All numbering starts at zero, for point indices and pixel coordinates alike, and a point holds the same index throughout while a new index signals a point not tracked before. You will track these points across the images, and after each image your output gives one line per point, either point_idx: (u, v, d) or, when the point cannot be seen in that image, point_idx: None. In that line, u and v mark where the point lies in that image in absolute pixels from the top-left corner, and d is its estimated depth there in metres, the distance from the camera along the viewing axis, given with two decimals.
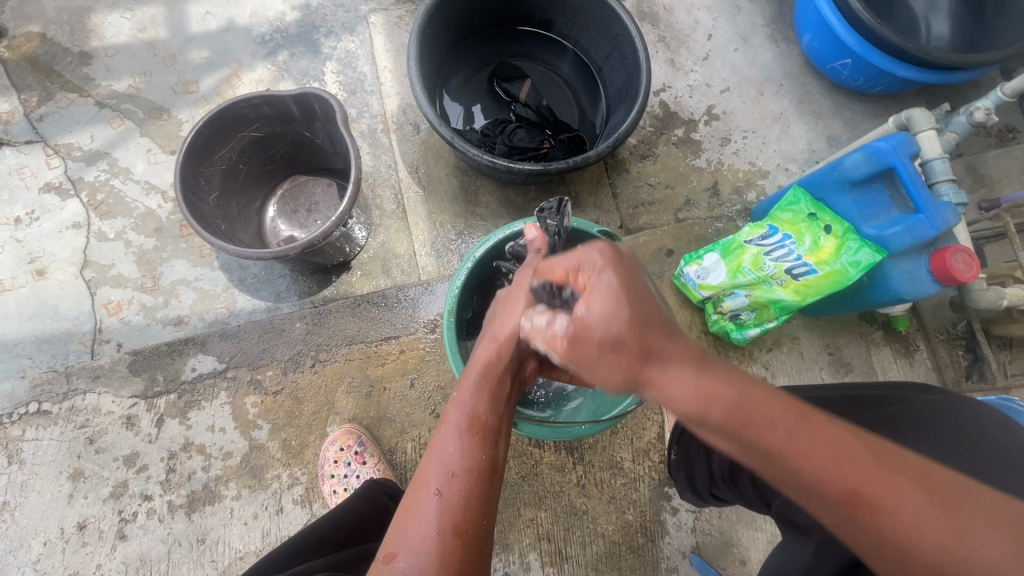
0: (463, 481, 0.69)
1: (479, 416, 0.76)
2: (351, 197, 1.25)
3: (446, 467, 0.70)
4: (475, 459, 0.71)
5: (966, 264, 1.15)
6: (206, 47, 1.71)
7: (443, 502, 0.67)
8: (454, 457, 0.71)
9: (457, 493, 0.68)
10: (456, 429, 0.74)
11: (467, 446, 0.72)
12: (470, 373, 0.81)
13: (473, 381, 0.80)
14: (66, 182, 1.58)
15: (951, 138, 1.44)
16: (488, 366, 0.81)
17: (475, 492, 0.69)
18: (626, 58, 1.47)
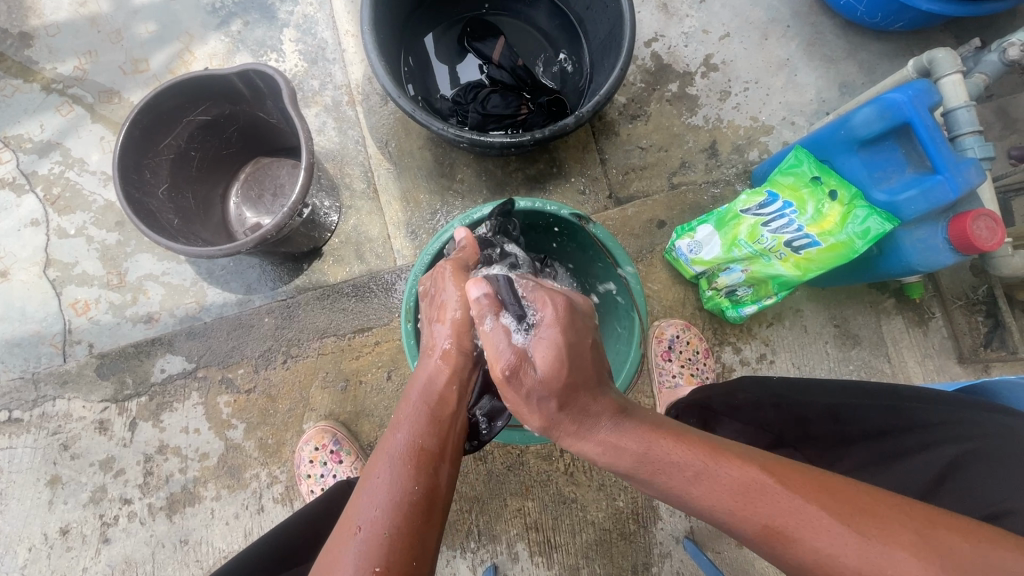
0: (389, 518, 0.65)
1: (413, 444, 0.71)
2: (303, 182, 1.13)
3: (376, 502, 0.66)
4: (405, 491, 0.67)
5: (989, 231, 1.03)
6: (153, 20, 1.56)
7: (366, 541, 0.63)
8: (382, 490, 0.67)
9: (383, 531, 0.64)
10: (388, 459, 0.70)
11: (398, 479, 0.68)
12: (410, 394, 0.78)
13: (412, 408, 0.76)
14: (20, 177, 1.48)
15: (979, 80, 1.26)
16: (418, 392, 0.78)
17: (406, 531, 0.65)
18: (608, 7, 1.30)
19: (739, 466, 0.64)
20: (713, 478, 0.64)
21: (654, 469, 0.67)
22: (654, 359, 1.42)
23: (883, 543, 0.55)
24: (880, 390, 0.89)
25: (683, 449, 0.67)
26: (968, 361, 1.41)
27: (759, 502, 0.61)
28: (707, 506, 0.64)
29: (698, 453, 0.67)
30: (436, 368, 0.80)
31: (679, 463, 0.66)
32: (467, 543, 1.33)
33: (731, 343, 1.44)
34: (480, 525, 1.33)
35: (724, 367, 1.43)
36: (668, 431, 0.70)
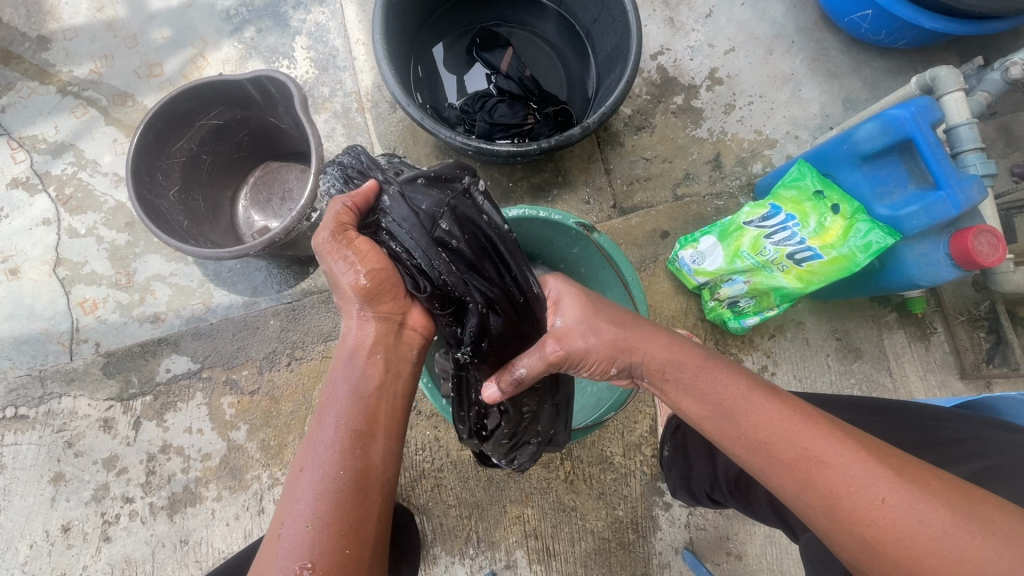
0: (315, 513, 0.63)
1: (338, 429, 0.69)
2: (311, 188, 1.15)
3: (299, 498, 0.64)
4: (331, 480, 0.65)
5: (990, 247, 1.03)
6: (168, 26, 1.59)
7: (293, 540, 0.61)
8: (307, 483, 0.65)
9: (308, 527, 0.62)
10: (313, 447, 0.68)
11: (320, 468, 0.66)
12: (334, 377, 0.76)
13: (337, 390, 0.74)
14: (33, 177, 1.50)
15: (981, 98, 1.27)
16: (343, 376, 0.76)
17: (331, 519, 0.63)
18: (615, 21, 1.32)
19: (819, 437, 0.66)
20: (767, 420, 0.69)
21: (718, 407, 0.73)
22: None
23: (955, 523, 0.57)
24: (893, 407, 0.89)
25: (753, 392, 0.72)
26: (970, 377, 1.41)
27: (826, 475, 0.63)
28: (760, 459, 0.69)
29: (767, 397, 0.72)
30: (361, 341, 0.80)
31: (753, 424, 0.70)
32: (466, 550, 1.33)
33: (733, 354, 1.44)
34: (479, 532, 1.33)
35: None
36: (740, 388, 0.73)
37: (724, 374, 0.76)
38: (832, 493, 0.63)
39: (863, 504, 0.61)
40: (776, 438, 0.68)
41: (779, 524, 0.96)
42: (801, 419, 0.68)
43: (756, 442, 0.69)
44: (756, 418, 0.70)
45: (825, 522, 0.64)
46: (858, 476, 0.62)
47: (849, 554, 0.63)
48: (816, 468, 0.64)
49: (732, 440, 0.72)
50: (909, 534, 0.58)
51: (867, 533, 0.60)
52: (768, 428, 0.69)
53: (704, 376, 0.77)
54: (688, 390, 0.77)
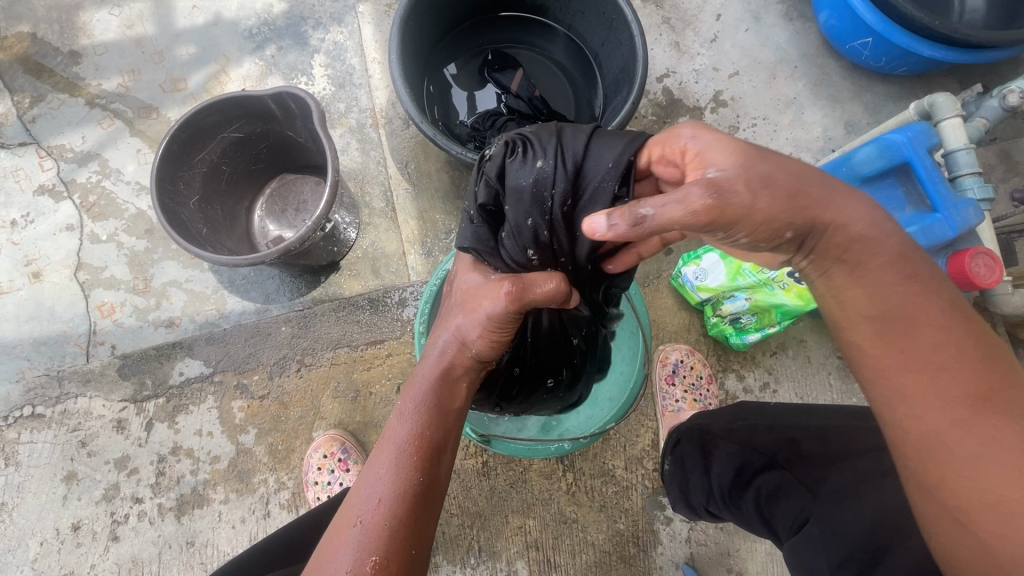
0: (389, 511, 0.67)
1: (418, 436, 0.74)
2: (327, 199, 1.19)
3: (375, 494, 0.68)
4: (405, 482, 0.69)
5: (987, 269, 1.06)
6: (194, 43, 1.66)
7: (365, 532, 0.65)
8: (383, 481, 0.69)
9: (384, 523, 0.66)
10: (392, 448, 0.73)
11: (399, 470, 0.70)
12: (415, 388, 0.82)
13: (416, 398, 0.80)
14: (60, 185, 1.56)
15: (979, 124, 1.31)
16: (422, 387, 0.81)
17: (405, 519, 0.67)
18: (622, 44, 1.37)
19: (982, 379, 0.59)
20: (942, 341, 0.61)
21: (884, 311, 0.63)
22: (658, 382, 1.43)
23: None
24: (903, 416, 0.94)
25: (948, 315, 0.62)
26: None
27: (954, 412, 0.59)
28: (885, 363, 0.63)
29: (957, 322, 0.62)
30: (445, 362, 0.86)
31: (919, 341, 0.61)
32: (467, 559, 1.34)
33: (735, 370, 1.46)
34: (480, 541, 1.34)
35: (726, 395, 1.45)
36: (927, 304, 0.62)
37: (925, 280, 0.64)
38: (954, 419, 0.58)
39: (974, 451, 0.57)
40: (935, 354, 0.61)
41: (767, 534, 0.98)
42: (980, 355, 0.60)
43: (902, 355, 0.62)
44: (937, 333, 0.61)
45: (920, 434, 0.60)
46: (983, 422, 0.57)
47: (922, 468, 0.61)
48: (959, 399, 0.59)
49: (874, 346, 0.64)
50: (1011, 480, 0.55)
51: (955, 470, 0.58)
52: (932, 348, 0.61)
53: (895, 274, 0.64)
54: (858, 278, 0.65)
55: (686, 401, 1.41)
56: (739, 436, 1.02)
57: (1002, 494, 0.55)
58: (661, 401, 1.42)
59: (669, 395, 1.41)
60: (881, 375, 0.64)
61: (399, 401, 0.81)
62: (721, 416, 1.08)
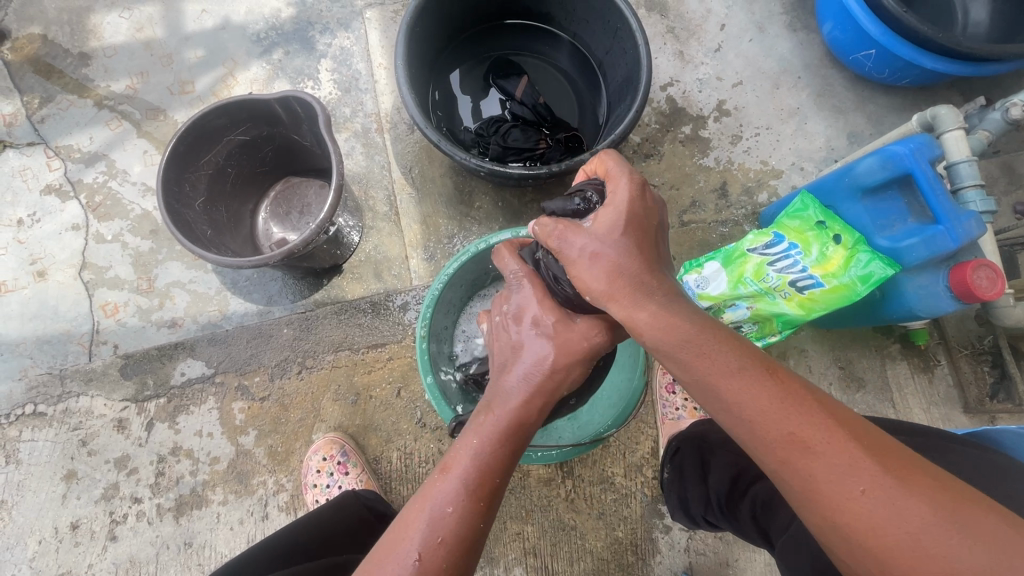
0: (448, 555, 0.66)
1: (484, 476, 0.72)
2: (331, 203, 1.20)
3: (436, 533, 0.67)
4: (466, 527, 0.68)
5: (989, 281, 1.06)
6: (202, 46, 1.68)
7: (421, 571, 0.65)
8: (446, 521, 0.68)
9: (441, 565, 0.65)
10: (457, 487, 0.71)
11: (464, 514, 0.69)
12: (488, 417, 0.78)
13: (489, 432, 0.76)
14: (66, 185, 1.58)
15: (981, 137, 1.31)
16: (497, 419, 0.77)
17: (459, 565, 0.67)
18: (626, 53, 1.38)
19: (818, 428, 0.61)
20: (755, 403, 0.64)
21: (703, 383, 0.68)
22: (658, 390, 1.42)
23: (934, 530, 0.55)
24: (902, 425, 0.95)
25: (744, 367, 0.66)
26: (973, 412, 1.42)
27: (818, 477, 0.60)
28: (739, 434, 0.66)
29: (757, 375, 0.65)
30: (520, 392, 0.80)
31: (749, 406, 0.64)
32: None
33: None
34: None
35: None
36: (724, 359, 0.67)
37: (710, 341, 0.68)
38: (809, 478, 0.61)
39: (859, 513, 0.58)
40: (767, 420, 0.63)
41: (763, 544, 0.96)
42: (807, 411, 0.63)
43: (746, 425, 0.64)
44: (747, 385, 0.65)
45: (801, 499, 0.62)
46: (841, 476, 0.59)
47: (815, 525, 0.62)
48: (803, 457, 0.61)
49: (726, 419, 0.67)
50: (882, 526, 0.57)
51: (860, 535, 0.58)
52: (755, 411, 0.64)
53: (704, 340, 0.69)
54: (673, 360, 0.69)
55: (686, 409, 1.40)
56: (734, 444, 1.02)
57: (891, 544, 0.56)
58: (661, 409, 1.41)
59: (669, 403, 1.40)
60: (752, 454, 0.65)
61: (469, 429, 0.77)
62: (716, 424, 1.09)
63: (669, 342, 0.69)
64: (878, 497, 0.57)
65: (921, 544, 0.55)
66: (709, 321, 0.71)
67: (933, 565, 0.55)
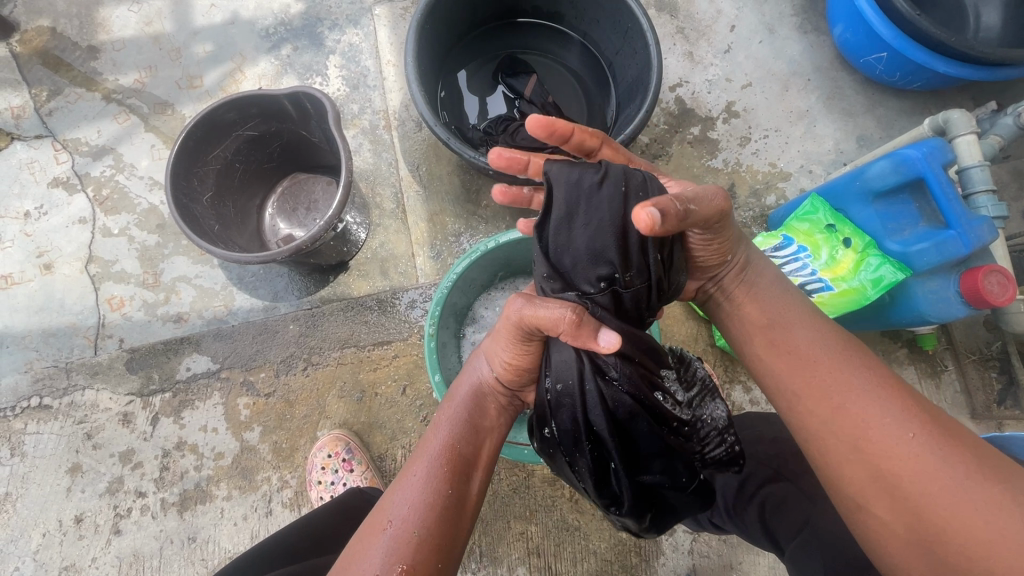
0: (420, 520, 0.69)
1: (450, 449, 0.78)
2: (340, 200, 1.20)
3: (408, 501, 0.70)
4: (438, 493, 0.72)
5: (1000, 287, 1.05)
6: (210, 41, 1.68)
7: (394, 537, 0.67)
8: (416, 490, 0.72)
9: (413, 529, 0.68)
10: (425, 460, 0.76)
11: (434, 480, 0.73)
12: (452, 405, 0.86)
13: (454, 414, 0.84)
14: (73, 178, 1.58)
15: (993, 142, 1.31)
16: (460, 404, 0.86)
17: (432, 530, 0.68)
18: (637, 53, 1.38)
19: (862, 374, 0.73)
20: (816, 345, 0.78)
21: (772, 326, 0.83)
22: None
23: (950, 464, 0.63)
24: None
25: (821, 327, 0.80)
26: (980, 418, 1.41)
27: (855, 407, 0.70)
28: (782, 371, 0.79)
29: (823, 330, 0.80)
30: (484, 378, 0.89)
31: (799, 345, 0.79)
32: (468, 564, 1.33)
33: (742, 381, 1.45)
34: (482, 546, 1.34)
35: (733, 407, 1.45)
36: (800, 317, 0.83)
37: (797, 306, 0.85)
38: (853, 411, 0.70)
39: (879, 438, 0.67)
40: (822, 361, 0.76)
41: (771, 549, 0.95)
42: (855, 358, 0.75)
43: (797, 360, 0.78)
44: (811, 338, 0.79)
45: (839, 436, 0.70)
46: (870, 405, 0.70)
47: (851, 468, 0.69)
48: (849, 395, 0.71)
49: (773, 358, 0.81)
50: (919, 465, 0.64)
51: (877, 458, 0.67)
52: (816, 349, 0.77)
53: (770, 299, 0.87)
54: (751, 305, 0.87)
55: None
56: (745, 446, 1.02)
57: (904, 469, 0.65)
58: None
59: None
60: (788, 389, 0.77)
61: (436, 418, 0.85)
62: None
63: (755, 283, 0.89)
64: (904, 429, 0.67)
65: (954, 492, 0.62)
66: (786, 292, 0.88)
67: (941, 490, 0.62)
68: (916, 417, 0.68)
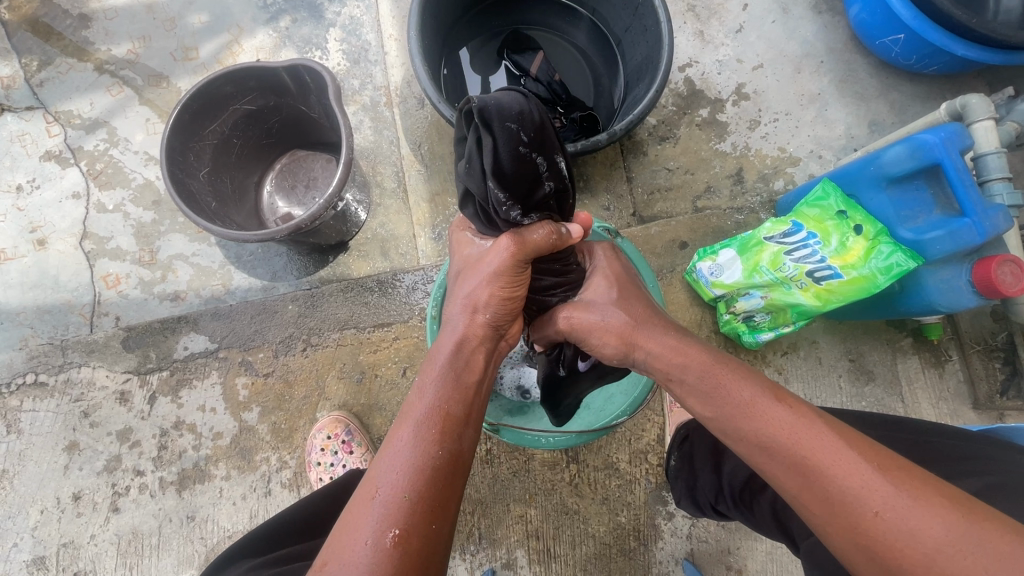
0: (411, 482, 0.65)
1: (437, 407, 0.74)
2: (340, 177, 1.16)
3: (397, 466, 0.66)
4: (427, 455, 0.68)
5: (1013, 277, 1.03)
6: (206, 11, 1.62)
7: (386, 503, 0.63)
8: (405, 453, 0.68)
9: (402, 494, 0.64)
10: (412, 422, 0.72)
11: (421, 441, 0.69)
12: (435, 361, 0.82)
13: (437, 370, 0.80)
14: (66, 151, 1.54)
15: (1011, 128, 1.27)
16: (444, 356, 0.82)
17: (425, 493, 0.65)
18: (647, 30, 1.33)
19: (819, 441, 0.67)
20: (766, 425, 0.71)
21: (725, 411, 0.76)
22: None
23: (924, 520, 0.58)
24: (897, 422, 0.92)
25: (756, 394, 0.75)
26: (983, 408, 1.40)
27: (826, 479, 0.64)
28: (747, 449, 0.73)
29: (770, 401, 0.73)
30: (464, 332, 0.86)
31: (750, 421, 0.73)
32: (467, 546, 1.34)
33: None
34: (481, 528, 1.34)
35: None
36: (743, 384, 0.76)
37: (733, 377, 0.78)
38: (826, 494, 0.64)
39: (857, 510, 0.61)
40: (778, 434, 0.70)
41: (783, 540, 0.94)
42: (803, 423, 0.69)
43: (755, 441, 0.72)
44: (762, 411, 0.72)
45: (811, 513, 0.66)
46: (838, 475, 0.64)
47: (837, 552, 0.64)
48: (813, 476, 0.65)
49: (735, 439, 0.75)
50: (894, 543, 0.59)
51: (859, 532, 0.61)
52: (768, 421, 0.71)
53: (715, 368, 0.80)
54: (693, 390, 0.81)
55: None
56: None
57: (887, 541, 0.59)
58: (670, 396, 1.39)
59: None
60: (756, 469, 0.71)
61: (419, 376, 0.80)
62: None
63: (683, 372, 0.83)
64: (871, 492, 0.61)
65: (930, 552, 0.56)
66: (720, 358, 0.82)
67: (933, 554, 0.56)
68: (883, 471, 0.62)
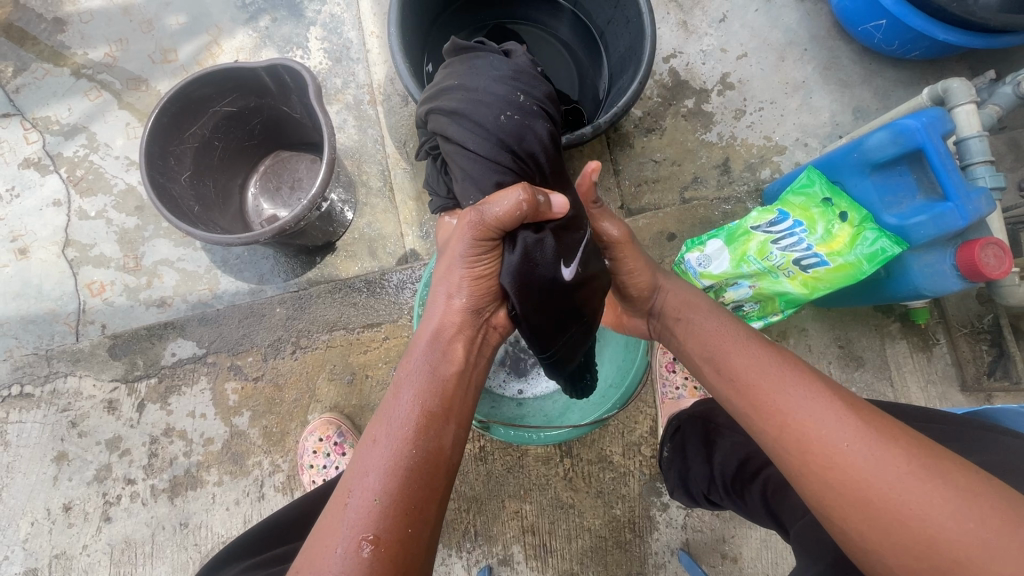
0: (383, 488, 0.65)
1: (416, 408, 0.72)
2: (323, 177, 1.15)
3: (372, 470, 0.66)
4: (401, 458, 0.67)
5: (996, 260, 1.04)
6: (184, 11, 1.59)
7: (358, 510, 0.63)
8: (378, 456, 0.67)
9: (375, 500, 0.64)
10: (388, 423, 0.71)
11: (395, 443, 0.68)
12: (412, 355, 0.80)
13: (415, 366, 0.78)
14: (45, 158, 1.51)
15: (992, 112, 1.28)
16: (421, 350, 0.80)
17: (399, 497, 0.65)
18: (630, 22, 1.32)
19: (802, 386, 0.71)
20: (758, 368, 0.76)
21: (714, 356, 0.82)
22: (658, 368, 1.43)
23: (894, 460, 0.61)
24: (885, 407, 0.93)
25: (750, 343, 0.81)
26: (971, 390, 1.41)
27: (802, 420, 0.68)
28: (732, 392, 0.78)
29: (761, 350, 0.79)
30: (445, 320, 0.83)
31: (739, 366, 0.78)
32: (463, 543, 1.34)
33: None
34: (476, 526, 1.34)
35: None
36: (733, 339, 0.82)
37: (730, 329, 0.84)
38: (801, 433, 0.68)
39: (827, 447, 0.65)
40: (765, 378, 0.74)
41: (773, 527, 0.95)
42: (788, 372, 0.74)
43: (739, 381, 0.76)
44: (753, 356, 0.78)
45: (790, 463, 0.68)
46: (817, 415, 0.68)
47: (805, 488, 0.67)
48: (793, 415, 0.69)
49: (721, 381, 0.80)
50: (864, 475, 0.62)
51: (827, 470, 0.65)
52: (753, 367, 0.76)
53: (714, 326, 0.86)
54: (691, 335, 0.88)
55: (686, 388, 1.40)
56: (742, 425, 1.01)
57: (855, 477, 0.62)
58: (661, 390, 1.41)
59: (668, 383, 1.41)
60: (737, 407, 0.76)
61: (399, 370, 0.79)
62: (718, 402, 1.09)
63: (688, 322, 0.90)
64: (845, 430, 0.65)
65: (892, 489, 0.60)
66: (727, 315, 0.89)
67: (894, 487, 0.60)
68: (859, 415, 0.66)
